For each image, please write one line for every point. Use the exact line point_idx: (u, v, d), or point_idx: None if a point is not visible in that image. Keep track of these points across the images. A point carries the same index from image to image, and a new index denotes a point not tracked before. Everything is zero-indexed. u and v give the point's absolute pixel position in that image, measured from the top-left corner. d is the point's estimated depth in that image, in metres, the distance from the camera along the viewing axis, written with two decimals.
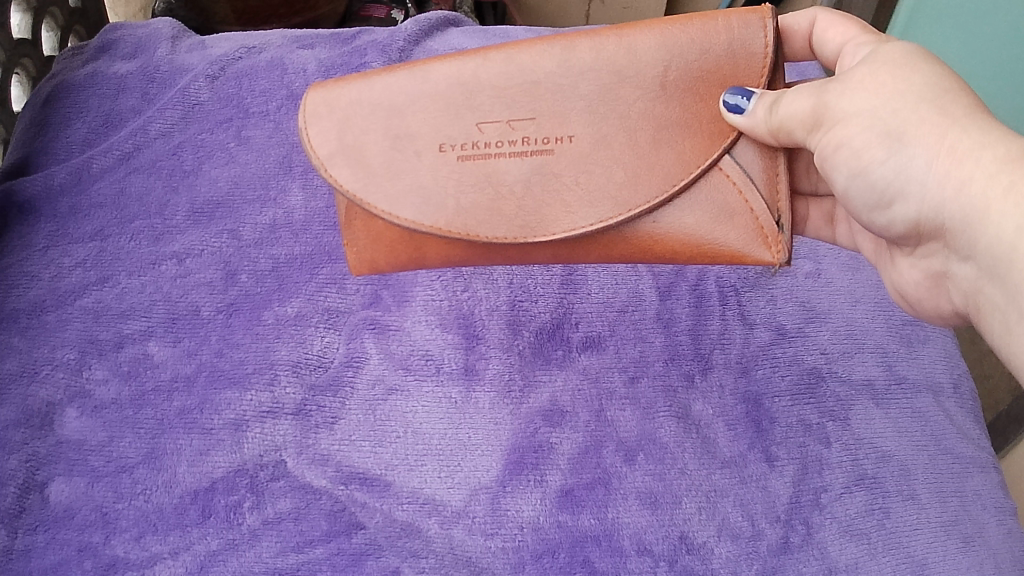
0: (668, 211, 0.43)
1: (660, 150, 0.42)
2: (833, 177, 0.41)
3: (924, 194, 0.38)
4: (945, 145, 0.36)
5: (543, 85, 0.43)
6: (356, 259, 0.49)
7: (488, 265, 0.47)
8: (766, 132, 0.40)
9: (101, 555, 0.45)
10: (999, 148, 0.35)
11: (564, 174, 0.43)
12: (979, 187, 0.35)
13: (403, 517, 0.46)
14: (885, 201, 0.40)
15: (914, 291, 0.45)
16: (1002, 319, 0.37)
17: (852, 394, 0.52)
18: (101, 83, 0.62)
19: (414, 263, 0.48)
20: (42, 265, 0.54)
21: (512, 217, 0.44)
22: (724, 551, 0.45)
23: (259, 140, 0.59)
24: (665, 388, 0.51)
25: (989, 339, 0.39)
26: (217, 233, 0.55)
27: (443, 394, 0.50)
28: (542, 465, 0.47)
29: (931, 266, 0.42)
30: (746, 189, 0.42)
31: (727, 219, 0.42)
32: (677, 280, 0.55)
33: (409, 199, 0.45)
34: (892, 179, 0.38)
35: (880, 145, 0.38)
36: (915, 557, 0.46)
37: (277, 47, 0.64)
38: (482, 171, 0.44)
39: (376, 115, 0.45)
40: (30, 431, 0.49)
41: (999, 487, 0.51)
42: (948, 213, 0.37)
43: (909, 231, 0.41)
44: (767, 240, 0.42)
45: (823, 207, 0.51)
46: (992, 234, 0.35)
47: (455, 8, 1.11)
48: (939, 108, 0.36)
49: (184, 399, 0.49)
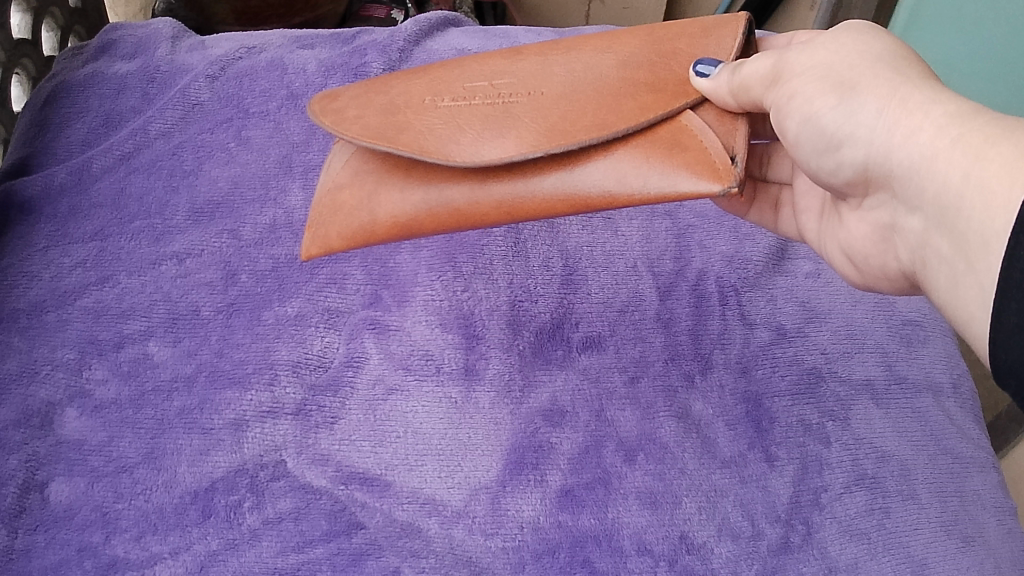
0: (618, 150, 0.39)
1: (622, 101, 0.40)
2: (785, 127, 0.41)
3: (872, 139, 0.37)
4: (896, 96, 0.36)
5: (531, 60, 0.44)
6: (312, 239, 0.47)
7: (431, 224, 0.43)
8: (728, 95, 0.39)
9: (101, 555, 0.45)
10: (950, 104, 0.35)
11: (524, 114, 0.41)
12: (927, 137, 0.35)
13: (403, 516, 0.46)
14: (833, 145, 0.39)
15: (861, 248, 0.45)
16: (950, 270, 0.36)
17: (852, 394, 0.52)
18: (101, 83, 0.62)
19: (362, 228, 0.45)
20: (42, 265, 0.54)
21: (464, 146, 0.41)
22: (724, 551, 0.45)
23: (258, 140, 0.59)
24: (665, 388, 0.51)
25: (938, 293, 0.37)
26: (217, 233, 0.55)
27: (443, 394, 0.50)
28: (542, 465, 0.47)
29: (880, 218, 0.42)
30: (703, 132, 0.39)
31: (679, 152, 0.38)
32: (677, 280, 0.55)
33: (374, 129, 0.44)
34: (841, 124, 0.38)
35: (832, 92, 0.38)
36: (915, 556, 0.46)
37: (277, 47, 0.64)
38: (451, 113, 0.43)
39: (383, 82, 0.47)
40: (30, 431, 0.49)
41: (999, 488, 0.51)
42: (896, 160, 0.36)
43: (856, 179, 0.40)
44: (717, 170, 0.36)
45: (771, 191, 0.52)
46: (940, 182, 0.34)
47: (455, 8, 1.11)
48: (894, 68, 0.37)
49: (184, 399, 0.49)
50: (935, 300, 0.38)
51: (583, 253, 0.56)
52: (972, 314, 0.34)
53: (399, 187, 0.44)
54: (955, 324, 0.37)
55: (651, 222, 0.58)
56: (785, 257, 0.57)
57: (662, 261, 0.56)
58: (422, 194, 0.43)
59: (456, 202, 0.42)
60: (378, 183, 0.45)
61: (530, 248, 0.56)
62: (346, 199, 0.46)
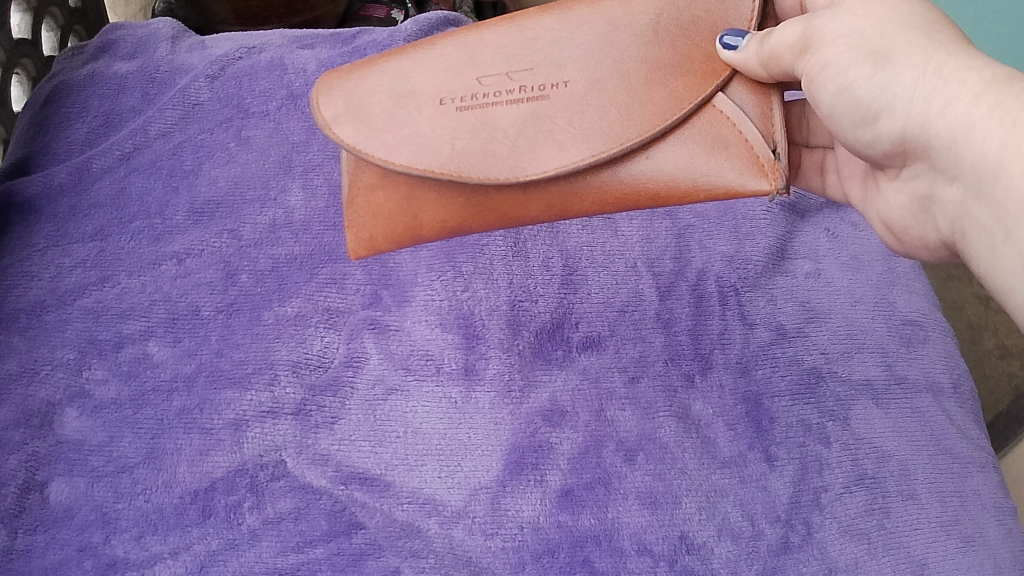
0: (661, 147, 0.42)
1: (652, 90, 0.42)
2: (818, 99, 0.41)
3: (910, 110, 0.37)
4: (931, 66, 0.36)
5: (542, 41, 0.43)
6: (357, 240, 0.48)
7: (485, 225, 0.46)
8: (759, 66, 0.40)
9: (101, 555, 0.46)
10: (985, 73, 0.35)
11: (558, 116, 0.42)
12: (965, 106, 0.35)
13: (403, 516, 0.46)
14: (870, 117, 0.39)
15: (899, 219, 0.45)
16: (988, 239, 0.36)
17: (852, 394, 0.52)
18: (101, 83, 0.62)
19: (410, 236, 0.48)
20: (42, 265, 0.54)
21: (504, 160, 0.43)
22: (723, 551, 0.46)
23: (258, 140, 0.59)
24: (665, 388, 0.51)
25: (975, 263, 0.38)
26: (217, 233, 0.55)
27: (443, 395, 0.50)
28: (542, 465, 0.47)
29: (917, 189, 0.42)
30: (739, 121, 0.41)
31: (721, 149, 0.41)
32: (676, 280, 0.55)
33: (405, 146, 0.44)
34: (878, 95, 0.38)
35: (867, 62, 0.38)
36: (915, 557, 0.47)
37: (277, 47, 0.64)
38: (478, 117, 0.43)
39: (384, 78, 0.46)
40: (30, 432, 0.49)
41: (999, 487, 0.51)
42: (934, 130, 0.37)
43: (893, 150, 0.40)
44: (763, 168, 0.41)
45: (815, 156, 0.52)
46: (977, 150, 0.35)
47: (455, 7, 1.12)
48: (926, 35, 0.37)
49: (184, 400, 0.49)
50: (974, 270, 0.38)
51: (583, 253, 0.56)
52: (1012, 284, 0.35)
53: (438, 191, 0.45)
54: (994, 294, 0.37)
55: (651, 222, 0.57)
56: (786, 257, 0.57)
57: (663, 261, 0.56)
58: (467, 200, 0.45)
59: (505, 206, 0.45)
60: (413, 188, 0.46)
61: (530, 247, 0.55)
62: (383, 203, 0.47)
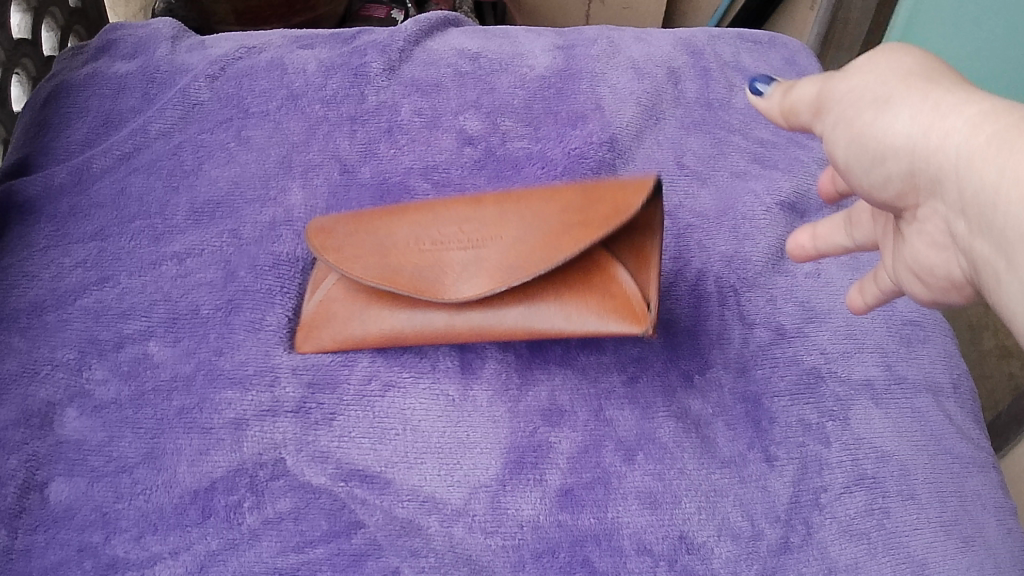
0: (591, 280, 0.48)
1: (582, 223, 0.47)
2: (835, 151, 0.41)
3: (911, 149, 0.37)
4: (930, 101, 0.36)
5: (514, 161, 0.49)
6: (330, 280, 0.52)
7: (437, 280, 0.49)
8: (779, 113, 0.43)
9: (101, 555, 0.45)
10: (984, 103, 0.34)
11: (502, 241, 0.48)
12: (962, 138, 0.34)
13: (403, 514, 0.46)
14: (878, 160, 0.39)
15: (927, 260, 0.41)
16: (995, 269, 0.35)
17: (852, 394, 0.52)
18: (101, 83, 0.62)
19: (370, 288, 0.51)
20: (42, 266, 0.54)
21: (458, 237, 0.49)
22: (724, 551, 0.45)
23: (259, 140, 0.60)
24: (664, 387, 0.51)
25: (991, 298, 0.37)
26: (217, 232, 0.55)
27: (441, 392, 0.50)
28: (542, 463, 0.47)
29: (935, 233, 0.39)
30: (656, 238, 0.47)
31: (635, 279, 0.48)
32: (676, 279, 0.55)
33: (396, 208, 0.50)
34: (882, 138, 0.38)
35: (869, 109, 0.38)
36: (915, 557, 0.47)
37: (277, 48, 0.65)
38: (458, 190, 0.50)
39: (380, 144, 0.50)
40: (30, 431, 0.49)
41: (999, 487, 0.51)
42: (936, 165, 0.36)
43: (903, 193, 0.39)
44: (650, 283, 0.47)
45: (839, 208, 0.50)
46: (976, 183, 0.34)
47: (455, 7, 1.12)
48: (928, 78, 0.37)
49: (184, 399, 0.49)
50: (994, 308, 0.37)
51: None
52: None
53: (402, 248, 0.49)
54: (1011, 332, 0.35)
55: None
56: (786, 257, 0.57)
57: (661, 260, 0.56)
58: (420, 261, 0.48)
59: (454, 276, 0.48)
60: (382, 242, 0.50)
61: None
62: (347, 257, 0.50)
